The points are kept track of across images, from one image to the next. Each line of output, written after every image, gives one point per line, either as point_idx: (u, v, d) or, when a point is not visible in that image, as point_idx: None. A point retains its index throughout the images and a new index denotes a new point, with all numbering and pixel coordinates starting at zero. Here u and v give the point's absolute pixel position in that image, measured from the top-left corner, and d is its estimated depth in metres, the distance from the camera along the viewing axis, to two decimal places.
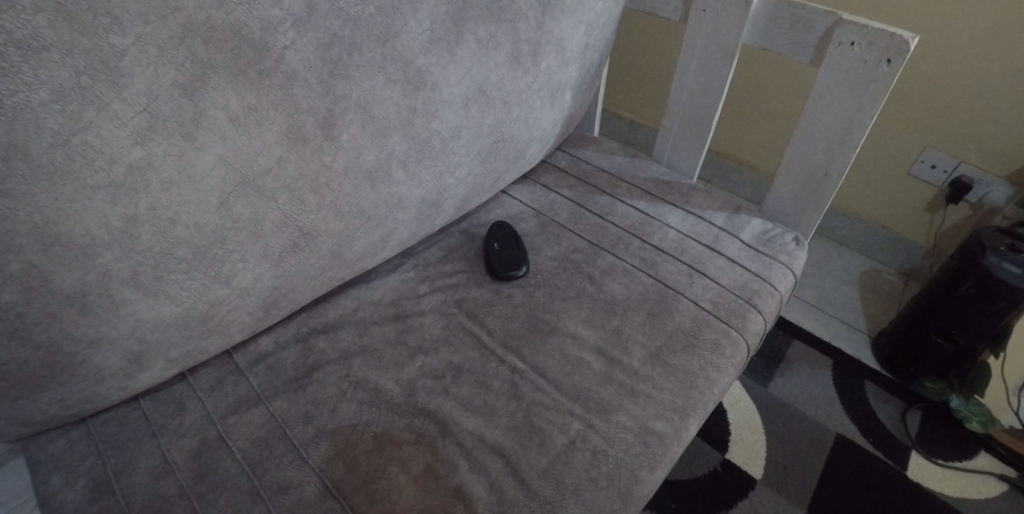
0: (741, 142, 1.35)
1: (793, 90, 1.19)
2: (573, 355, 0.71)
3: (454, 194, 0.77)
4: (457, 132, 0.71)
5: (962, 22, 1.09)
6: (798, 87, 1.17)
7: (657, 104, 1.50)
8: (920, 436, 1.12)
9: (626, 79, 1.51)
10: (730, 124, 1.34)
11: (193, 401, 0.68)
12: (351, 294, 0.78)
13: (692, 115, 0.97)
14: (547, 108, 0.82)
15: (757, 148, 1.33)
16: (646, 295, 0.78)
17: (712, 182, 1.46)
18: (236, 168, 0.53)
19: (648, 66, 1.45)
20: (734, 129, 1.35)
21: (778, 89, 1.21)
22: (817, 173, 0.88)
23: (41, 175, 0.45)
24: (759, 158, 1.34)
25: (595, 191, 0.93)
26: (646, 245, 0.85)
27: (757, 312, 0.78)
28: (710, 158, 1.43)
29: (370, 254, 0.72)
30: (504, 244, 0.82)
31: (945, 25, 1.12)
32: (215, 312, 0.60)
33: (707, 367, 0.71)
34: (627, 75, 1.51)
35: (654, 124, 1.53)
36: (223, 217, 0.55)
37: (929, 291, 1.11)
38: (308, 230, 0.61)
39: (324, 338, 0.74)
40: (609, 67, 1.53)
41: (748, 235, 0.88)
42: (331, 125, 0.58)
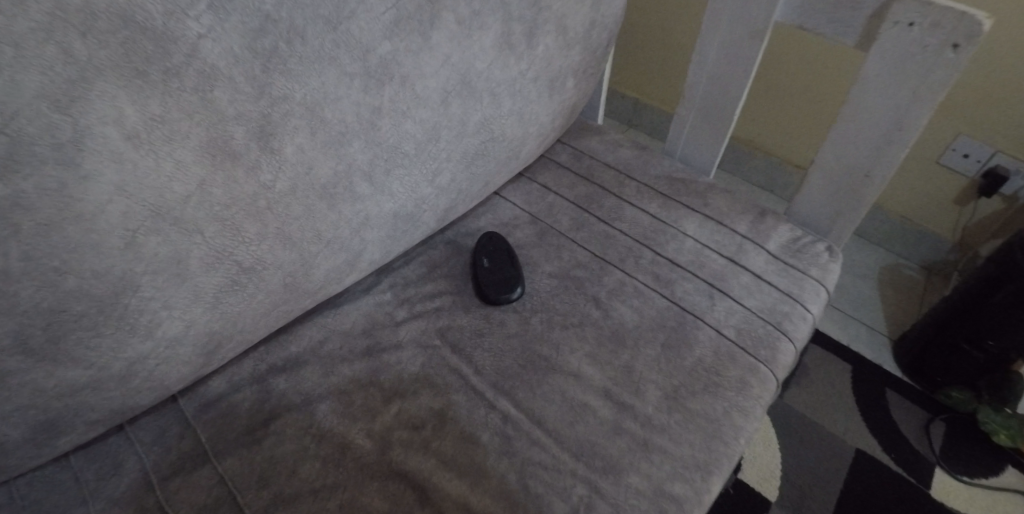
0: (768, 128, 1.22)
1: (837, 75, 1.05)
2: (576, 399, 0.60)
3: (435, 204, 0.65)
4: (436, 134, 0.58)
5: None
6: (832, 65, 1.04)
7: (669, 87, 1.37)
8: (944, 450, 1.04)
9: (636, 58, 1.37)
10: (759, 108, 1.21)
11: (130, 459, 0.57)
12: (317, 323, 0.67)
13: (712, 103, 0.84)
14: (543, 100, 0.69)
15: (783, 134, 1.20)
16: (661, 322, 0.67)
17: (734, 171, 1.34)
18: (143, 198, 0.41)
19: (660, 47, 1.31)
20: (764, 114, 1.21)
21: (817, 71, 1.07)
22: (856, 174, 0.76)
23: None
24: (785, 145, 1.22)
25: (600, 192, 0.81)
26: (659, 258, 0.73)
27: (788, 342, 0.68)
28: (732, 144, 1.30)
29: (334, 280, 0.60)
30: (494, 261, 0.71)
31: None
32: (138, 368, 0.49)
33: (732, 411, 0.61)
34: (636, 50, 1.36)
35: (670, 107, 1.40)
36: (132, 260, 0.43)
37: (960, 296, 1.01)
38: (249, 264, 0.50)
39: (284, 378, 0.63)
40: (618, 44, 1.38)
41: (774, 245, 0.77)
42: (269, 135, 0.46)
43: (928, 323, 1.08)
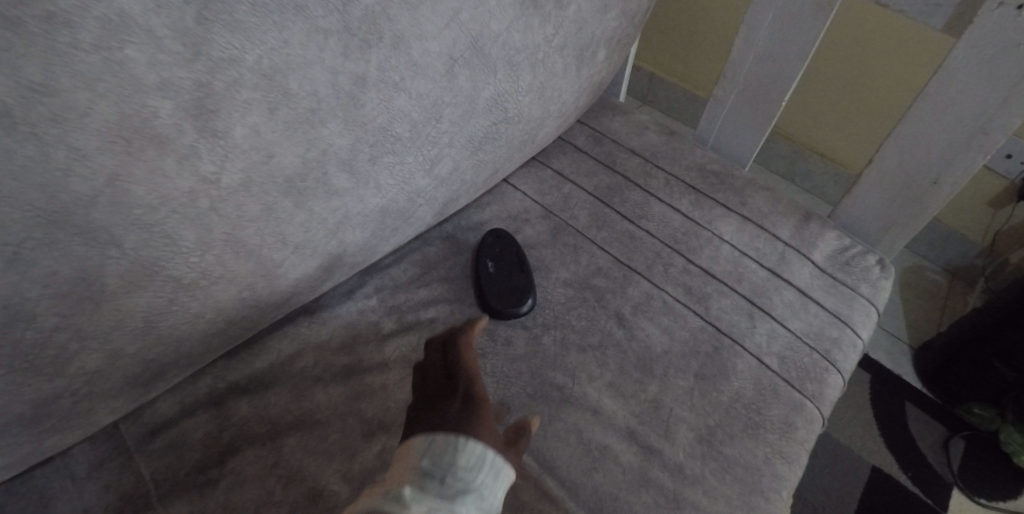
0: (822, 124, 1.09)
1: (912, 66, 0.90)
2: (595, 441, 0.51)
3: (432, 197, 0.53)
4: (436, 113, 0.46)
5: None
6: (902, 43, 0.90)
7: (700, 69, 1.23)
8: (962, 469, 0.98)
9: (666, 36, 1.23)
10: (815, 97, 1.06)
11: (57, 498, 0.47)
12: (288, 333, 0.56)
13: (757, 86, 0.72)
14: (566, 72, 0.56)
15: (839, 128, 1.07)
16: (694, 347, 0.57)
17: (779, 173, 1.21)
18: (27, 202, 0.29)
19: (693, 25, 1.17)
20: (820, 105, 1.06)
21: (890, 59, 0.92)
22: (921, 179, 0.66)
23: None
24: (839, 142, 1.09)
25: (623, 183, 0.70)
26: (691, 267, 0.63)
27: (836, 373, 0.58)
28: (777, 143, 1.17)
29: (305, 290, 0.49)
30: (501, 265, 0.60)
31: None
32: (44, 410, 0.38)
33: (774, 459, 0.52)
34: (665, 27, 1.22)
35: (693, 88, 1.27)
36: (17, 282, 0.31)
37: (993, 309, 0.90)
38: (189, 280, 0.38)
39: (247, 401, 0.53)
40: (647, 21, 1.24)
41: (821, 255, 0.66)
42: (209, 112, 0.33)
43: (955, 335, 0.99)
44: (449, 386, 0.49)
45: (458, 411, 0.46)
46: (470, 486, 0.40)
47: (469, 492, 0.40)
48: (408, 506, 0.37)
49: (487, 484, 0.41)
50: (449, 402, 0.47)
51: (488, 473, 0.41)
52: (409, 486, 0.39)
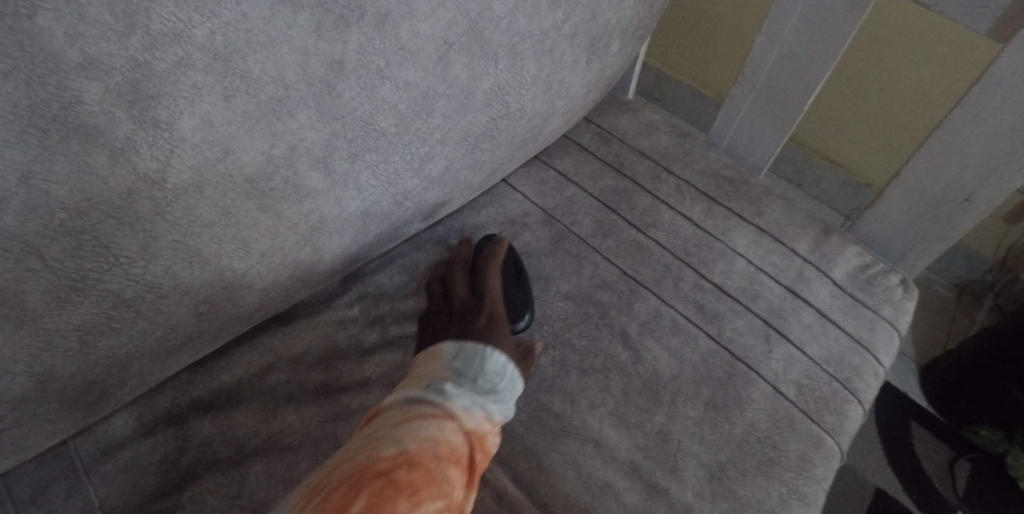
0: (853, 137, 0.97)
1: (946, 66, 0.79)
2: (595, 476, 0.46)
3: (422, 199, 0.47)
4: (427, 105, 0.40)
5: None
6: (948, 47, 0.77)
7: (709, 70, 1.17)
8: (968, 494, 0.93)
9: (675, 34, 1.18)
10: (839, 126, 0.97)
11: None
12: (259, 344, 0.51)
13: (778, 87, 0.67)
14: (575, 65, 0.51)
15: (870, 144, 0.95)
16: (705, 372, 0.52)
17: (801, 185, 1.10)
18: None
19: (703, 24, 1.11)
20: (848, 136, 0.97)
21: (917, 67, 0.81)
22: (952, 195, 0.61)
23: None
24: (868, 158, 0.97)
25: (631, 187, 0.64)
26: (702, 282, 0.58)
27: (857, 404, 0.54)
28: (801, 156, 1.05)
29: (274, 302, 0.43)
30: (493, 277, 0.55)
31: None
32: None
33: (790, 501, 0.47)
34: (675, 25, 1.16)
35: (701, 86, 1.22)
36: None
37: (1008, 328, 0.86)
38: (132, 295, 0.33)
39: (211, 419, 0.47)
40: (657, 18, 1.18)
41: (841, 273, 0.62)
42: (149, 99, 0.27)
43: (964, 357, 0.93)
44: (472, 303, 0.52)
45: (482, 324, 0.49)
46: (497, 385, 0.45)
47: (496, 392, 0.44)
48: (450, 399, 0.42)
49: (509, 388, 0.45)
50: (472, 313, 0.50)
51: (510, 380, 0.46)
52: (447, 384, 0.43)
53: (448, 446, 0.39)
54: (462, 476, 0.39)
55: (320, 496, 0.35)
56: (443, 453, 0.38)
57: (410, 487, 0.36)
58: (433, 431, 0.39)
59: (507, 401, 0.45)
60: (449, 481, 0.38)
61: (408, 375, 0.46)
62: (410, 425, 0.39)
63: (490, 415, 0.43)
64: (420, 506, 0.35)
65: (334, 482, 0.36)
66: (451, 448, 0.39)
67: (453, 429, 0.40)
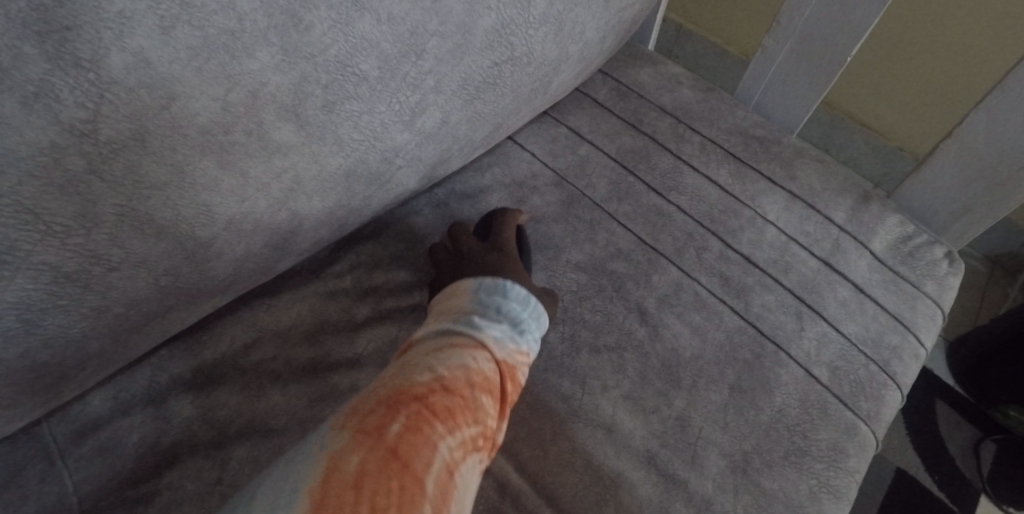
0: (883, 99, 0.86)
1: (998, 8, 0.67)
2: (607, 464, 0.42)
3: (416, 157, 0.42)
4: (416, 45, 0.35)
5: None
6: None
7: (733, 22, 1.08)
8: (994, 474, 0.90)
9: None
10: (876, 90, 0.86)
11: None
12: (241, 316, 0.47)
13: (818, 34, 0.59)
14: (589, 1, 0.44)
15: (905, 107, 0.84)
16: (730, 352, 0.47)
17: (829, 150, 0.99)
18: None
19: None
20: (889, 102, 0.86)
21: (961, 13, 0.70)
22: (1012, 156, 0.54)
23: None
24: (902, 121, 0.86)
25: (651, 148, 0.58)
26: (728, 253, 0.53)
27: (895, 388, 0.49)
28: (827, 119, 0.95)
29: (252, 272, 0.39)
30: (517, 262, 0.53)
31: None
32: None
33: (821, 493, 0.43)
34: None
35: (724, 43, 1.13)
36: None
37: None
38: (75, 269, 0.28)
39: (192, 399, 0.44)
40: None
41: (881, 244, 0.56)
42: (63, 30, 0.23)
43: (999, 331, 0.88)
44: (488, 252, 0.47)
45: (500, 261, 0.46)
46: (525, 317, 0.43)
47: (526, 324, 0.42)
48: (480, 330, 0.39)
49: (535, 320, 0.43)
50: (487, 253, 0.47)
51: (535, 312, 0.43)
52: (474, 315, 0.41)
53: (480, 374, 0.37)
54: (493, 406, 0.37)
55: (353, 417, 0.33)
56: (476, 381, 0.36)
57: (445, 414, 0.34)
58: (465, 359, 0.37)
59: (535, 333, 0.43)
60: (481, 410, 0.36)
61: (430, 309, 0.43)
62: (441, 353, 0.37)
63: (520, 346, 0.41)
64: (455, 432, 0.34)
65: (367, 405, 0.33)
66: (484, 376, 0.37)
67: (485, 358, 0.38)
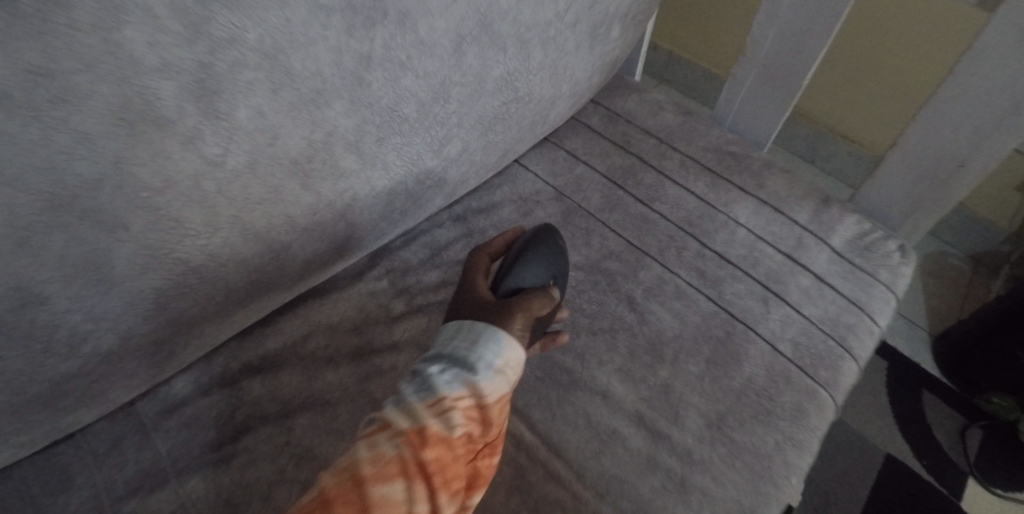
0: (840, 108, 0.99)
1: (931, 31, 0.81)
2: (604, 424, 0.51)
3: (442, 179, 0.53)
4: (443, 93, 0.45)
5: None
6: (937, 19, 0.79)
7: (716, 47, 1.20)
8: (980, 458, 0.95)
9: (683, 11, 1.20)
10: (835, 101, 0.99)
11: (80, 472, 0.48)
12: (298, 314, 0.57)
13: (779, 63, 0.69)
14: (579, 50, 0.55)
15: (859, 114, 0.97)
16: (706, 332, 0.56)
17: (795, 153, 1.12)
18: (30, 186, 0.29)
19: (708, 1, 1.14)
20: (846, 112, 0.99)
21: (902, 34, 0.84)
22: (946, 161, 0.63)
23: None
24: (856, 128, 0.99)
25: (637, 165, 0.68)
26: (705, 251, 0.62)
27: (851, 361, 0.57)
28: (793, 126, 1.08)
29: (316, 271, 0.49)
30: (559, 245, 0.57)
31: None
32: (62, 387, 0.39)
33: (785, 446, 0.51)
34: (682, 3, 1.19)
35: (710, 66, 1.24)
36: (29, 262, 0.31)
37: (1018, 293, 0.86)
38: (197, 263, 0.39)
39: (260, 380, 0.53)
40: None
41: (839, 240, 0.65)
42: (213, 94, 0.33)
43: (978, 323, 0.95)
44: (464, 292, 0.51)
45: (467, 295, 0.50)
46: (445, 363, 0.44)
47: (443, 372, 0.44)
48: (384, 417, 0.42)
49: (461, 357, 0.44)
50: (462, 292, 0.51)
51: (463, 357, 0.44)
52: (389, 403, 0.43)
53: (374, 458, 0.39)
54: (393, 494, 0.37)
55: None
56: (363, 476, 0.38)
57: None
58: (357, 456, 0.39)
59: (464, 369, 0.44)
60: (373, 502, 0.37)
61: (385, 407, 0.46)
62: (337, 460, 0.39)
63: (437, 401, 0.42)
64: None
65: None
66: (376, 468, 0.38)
67: (384, 446, 0.39)
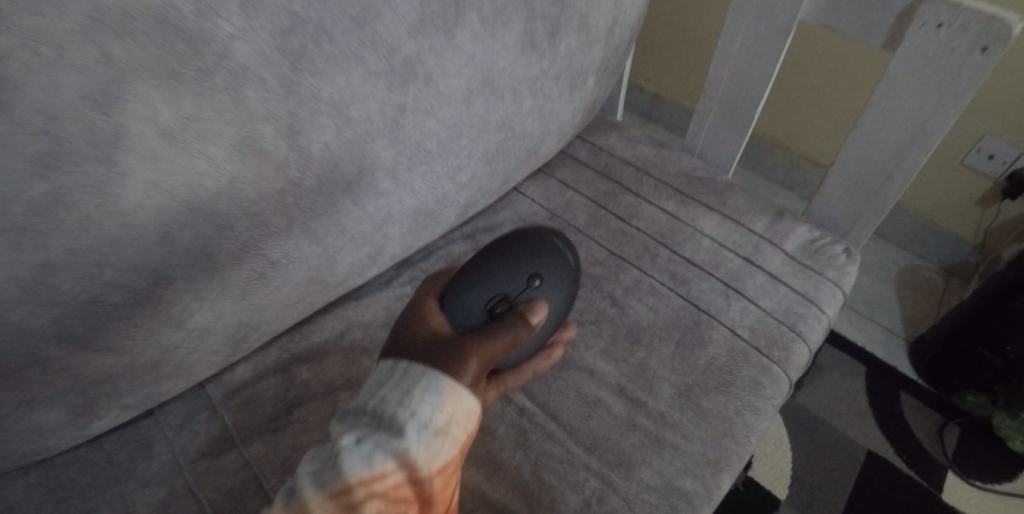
0: (790, 126, 1.29)
1: (847, 67, 1.12)
2: (590, 394, 0.62)
3: (456, 200, 0.66)
4: (457, 132, 0.60)
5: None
6: (852, 60, 1.10)
7: (695, 84, 1.36)
8: (957, 453, 1.02)
9: (666, 56, 1.37)
10: (788, 121, 1.28)
11: (162, 440, 0.60)
12: (338, 314, 0.69)
13: (732, 101, 0.82)
14: (563, 97, 0.70)
15: (806, 132, 1.27)
16: (676, 320, 0.68)
17: (758, 166, 1.40)
18: (176, 197, 0.42)
19: (688, 46, 1.31)
20: (797, 129, 1.28)
21: (827, 70, 1.15)
22: (877, 178, 0.74)
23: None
24: (805, 142, 1.29)
25: (617, 189, 0.81)
26: (675, 257, 0.74)
27: (802, 343, 0.67)
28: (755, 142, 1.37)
29: (356, 273, 0.62)
30: (560, 261, 0.61)
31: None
32: (170, 356, 0.51)
33: (744, 411, 0.61)
34: (664, 49, 1.36)
35: (691, 103, 1.40)
36: (167, 252, 0.44)
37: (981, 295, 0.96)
38: (273, 258, 0.52)
39: (308, 367, 0.65)
40: (649, 44, 1.38)
41: (791, 245, 0.76)
42: (296, 134, 0.47)
43: (947, 326, 1.04)
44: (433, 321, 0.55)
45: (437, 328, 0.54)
46: (377, 436, 0.46)
47: (368, 437, 0.46)
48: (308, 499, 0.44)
49: (399, 422, 0.46)
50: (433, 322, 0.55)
51: (402, 419, 0.46)
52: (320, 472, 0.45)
53: None
54: None
55: None
56: None
57: None
58: None
59: (393, 438, 0.45)
60: None
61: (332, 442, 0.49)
62: None
63: (363, 480, 0.44)
64: None
65: None
66: None
67: None
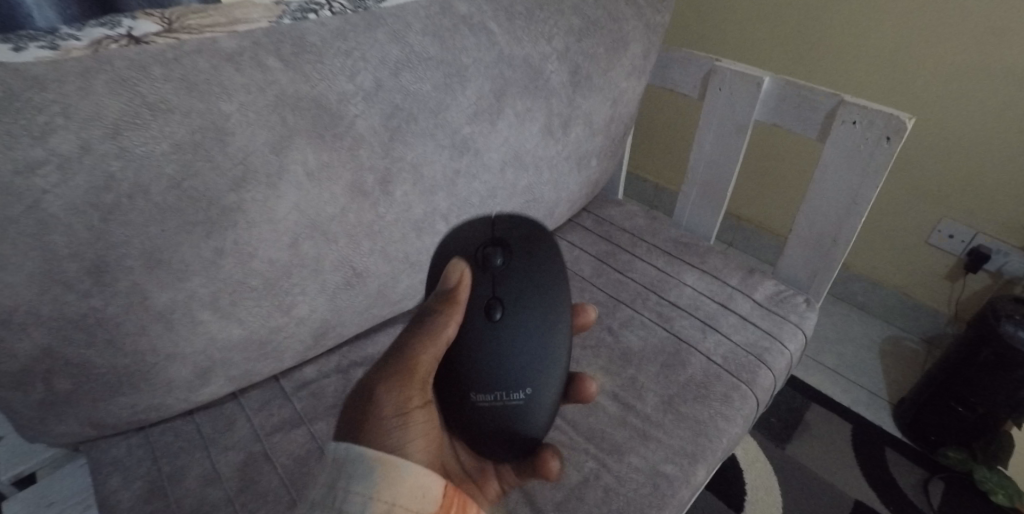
0: (757, 207, 1.50)
1: (794, 155, 1.35)
2: (590, 399, 0.77)
3: None
4: (494, 192, 0.81)
5: (972, 97, 1.14)
6: (799, 149, 1.33)
7: (678, 171, 1.61)
8: (942, 507, 1.09)
9: (660, 151, 1.62)
10: (752, 201, 1.50)
11: (243, 418, 0.75)
12: (389, 333, 0.87)
13: (709, 183, 1.03)
14: (574, 172, 0.91)
15: (770, 212, 1.48)
16: (662, 348, 0.83)
17: (735, 245, 1.60)
18: (307, 215, 0.63)
19: (674, 141, 1.57)
20: (759, 206, 1.50)
21: (777, 157, 1.38)
22: (825, 240, 0.92)
23: (145, 210, 0.54)
24: (772, 221, 1.49)
25: (616, 249, 1.00)
26: (663, 300, 0.91)
27: (767, 368, 0.82)
28: (731, 223, 1.58)
29: (409, 295, 0.80)
30: (538, 365, 0.58)
31: (949, 105, 1.18)
32: (273, 337, 0.68)
33: (717, 417, 0.75)
34: (657, 144, 1.62)
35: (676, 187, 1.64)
36: (292, 254, 0.64)
37: (950, 353, 1.10)
38: (357, 270, 0.71)
39: (364, 370, 0.81)
40: (644, 141, 1.65)
41: (760, 295, 0.93)
42: (387, 181, 0.68)
43: (924, 384, 1.16)
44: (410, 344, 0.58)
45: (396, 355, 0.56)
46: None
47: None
48: None
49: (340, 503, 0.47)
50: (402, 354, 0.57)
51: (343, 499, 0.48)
52: None
53: None
54: None
55: None
56: None
57: None
58: None
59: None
60: None
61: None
62: None
63: None
64: None
65: None
66: None
67: None
